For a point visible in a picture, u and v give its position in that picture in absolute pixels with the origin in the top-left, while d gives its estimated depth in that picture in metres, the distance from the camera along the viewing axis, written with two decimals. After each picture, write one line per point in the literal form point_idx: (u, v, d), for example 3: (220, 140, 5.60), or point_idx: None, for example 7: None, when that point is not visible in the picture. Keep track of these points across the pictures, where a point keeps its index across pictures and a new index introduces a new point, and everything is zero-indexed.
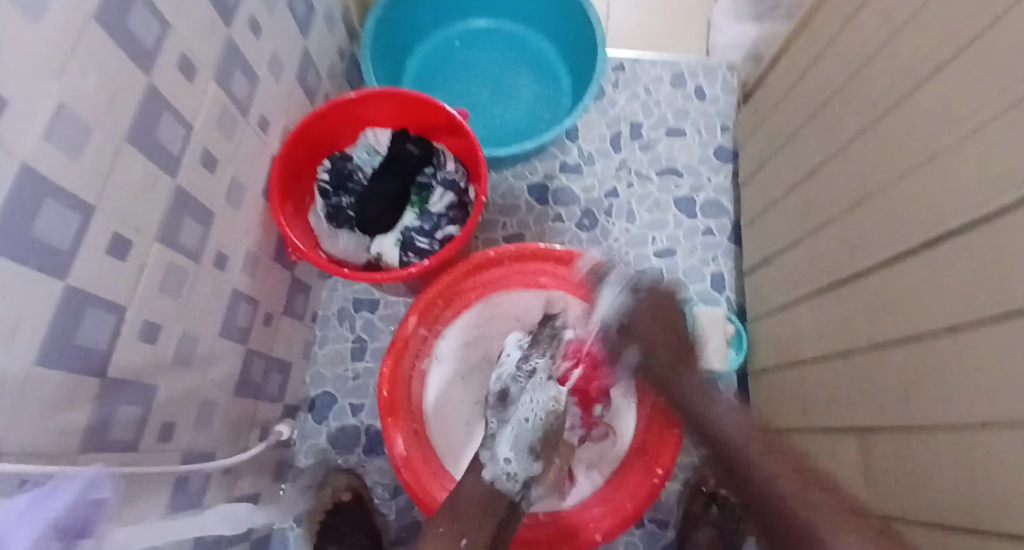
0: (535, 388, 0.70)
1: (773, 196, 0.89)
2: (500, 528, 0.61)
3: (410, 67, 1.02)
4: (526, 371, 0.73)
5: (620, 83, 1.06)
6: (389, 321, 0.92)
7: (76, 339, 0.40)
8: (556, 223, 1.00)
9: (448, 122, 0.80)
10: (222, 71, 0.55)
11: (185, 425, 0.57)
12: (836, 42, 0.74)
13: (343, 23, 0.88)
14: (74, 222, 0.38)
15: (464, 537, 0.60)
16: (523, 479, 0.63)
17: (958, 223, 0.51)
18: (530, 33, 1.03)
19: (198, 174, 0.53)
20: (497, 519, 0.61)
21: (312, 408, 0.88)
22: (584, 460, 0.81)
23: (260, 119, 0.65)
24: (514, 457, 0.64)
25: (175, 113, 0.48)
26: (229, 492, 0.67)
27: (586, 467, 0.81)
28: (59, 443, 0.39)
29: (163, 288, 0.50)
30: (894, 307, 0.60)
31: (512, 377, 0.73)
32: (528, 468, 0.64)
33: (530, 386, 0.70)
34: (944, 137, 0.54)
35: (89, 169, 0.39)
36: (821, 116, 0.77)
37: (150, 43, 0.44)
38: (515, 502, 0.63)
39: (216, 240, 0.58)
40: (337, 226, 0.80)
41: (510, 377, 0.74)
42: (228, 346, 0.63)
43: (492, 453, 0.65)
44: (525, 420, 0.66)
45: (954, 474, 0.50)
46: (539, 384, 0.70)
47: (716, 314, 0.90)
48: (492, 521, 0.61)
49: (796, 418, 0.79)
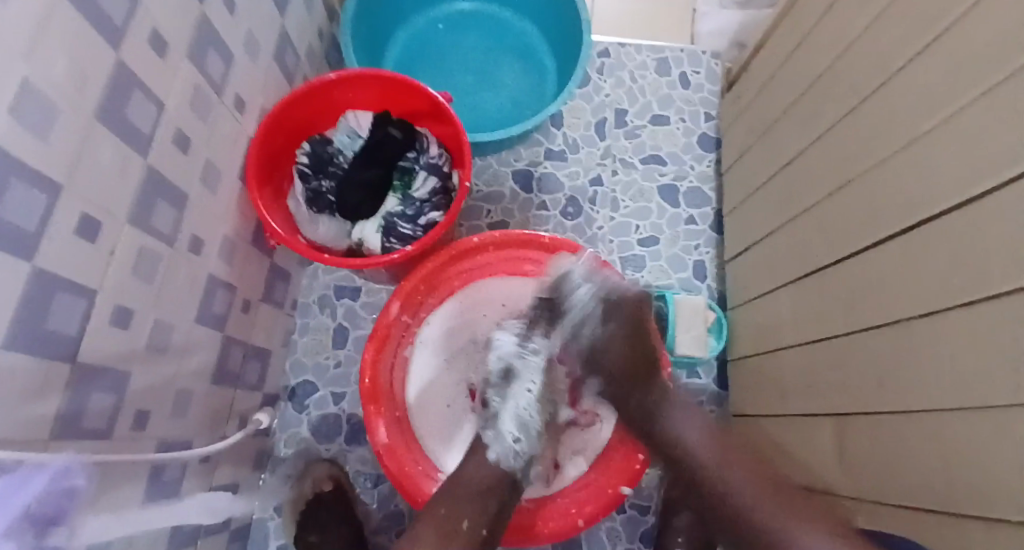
0: (535, 369, 0.72)
1: (754, 184, 0.90)
2: (502, 506, 0.66)
3: (392, 51, 1.00)
4: (526, 351, 0.72)
5: (605, 70, 1.06)
6: (371, 308, 0.91)
7: (45, 325, 0.38)
8: (540, 211, 0.99)
9: (431, 106, 0.79)
10: (196, 49, 0.53)
11: (161, 414, 0.55)
12: (818, 30, 0.74)
13: (321, 2, 0.86)
14: (40, 202, 0.37)
15: (465, 519, 0.62)
16: (525, 458, 0.69)
17: (936, 208, 0.52)
18: (514, 17, 1.02)
19: (171, 155, 0.51)
20: (499, 499, 0.66)
21: (292, 397, 0.87)
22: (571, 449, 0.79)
23: (236, 99, 0.63)
24: (521, 436, 0.69)
25: (145, 91, 0.46)
26: (207, 483, 0.65)
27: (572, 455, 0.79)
28: (28, 432, 0.38)
29: (135, 272, 0.48)
30: (871, 293, 0.61)
31: (515, 355, 0.72)
32: (532, 447, 0.70)
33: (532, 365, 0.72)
34: (923, 123, 0.54)
35: (56, 148, 0.37)
36: (802, 104, 0.77)
37: (118, 16, 0.42)
38: (516, 480, 0.68)
39: (191, 224, 0.56)
40: (318, 211, 0.78)
41: (512, 354, 0.73)
42: (205, 333, 0.62)
43: (496, 432, 0.69)
44: (525, 399, 0.70)
45: (926, 454, 0.52)
46: (536, 366, 0.72)
47: (697, 303, 0.91)
48: (495, 501, 0.65)
49: (774, 404, 0.80)
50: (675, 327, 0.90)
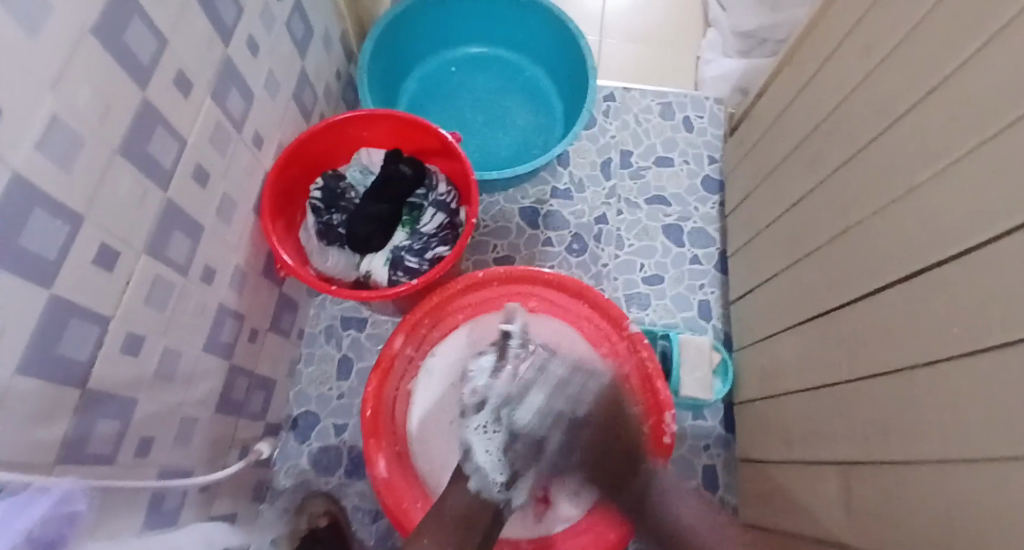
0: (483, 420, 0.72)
1: (757, 226, 0.91)
2: (486, 537, 0.62)
3: (406, 91, 1.04)
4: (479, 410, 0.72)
5: (611, 112, 1.09)
6: (376, 340, 0.92)
7: (57, 350, 0.40)
8: (546, 247, 1.00)
9: (442, 145, 0.81)
10: (219, 87, 0.56)
11: (164, 441, 0.56)
12: (817, 79, 0.77)
13: (340, 44, 0.90)
14: (61, 231, 0.38)
15: (425, 536, 0.60)
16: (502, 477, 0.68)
17: (935, 258, 0.53)
18: (525, 61, 1.06)
19: (189, 188, 0.53)
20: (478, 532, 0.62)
21: (295, 427, 0.87)
22: (567, 489, 0.77)
23: (255, 135, 0.66)
24: (488, 461, 0.69)
25: (168, 127, 0.49)
26: (206, 512, 0.65)
27: (568, 496, 0.77)
28: (31, 456, 0.38)
29: (148, 300, 0.49)
30: (874, 336, 0.61)
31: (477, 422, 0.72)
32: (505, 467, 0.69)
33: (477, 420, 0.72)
34: (921, 173, 0.56)
35: (79, 180, 0.39)
36: (802, 150, 0.79)
37: (146, 59, 0.44)
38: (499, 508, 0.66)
39: (204, 255, 0.58)
40: (328, 243, 0.80)
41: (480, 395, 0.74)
42: (212, 362, 0.63)
43: (472, 463, 0.68)
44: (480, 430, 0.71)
45: (931, 501, 0.51)
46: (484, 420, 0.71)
47: (701, 343, 0.91)
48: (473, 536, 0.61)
49: (780, 450, 0.79)
50: (679, 369, 0.90)
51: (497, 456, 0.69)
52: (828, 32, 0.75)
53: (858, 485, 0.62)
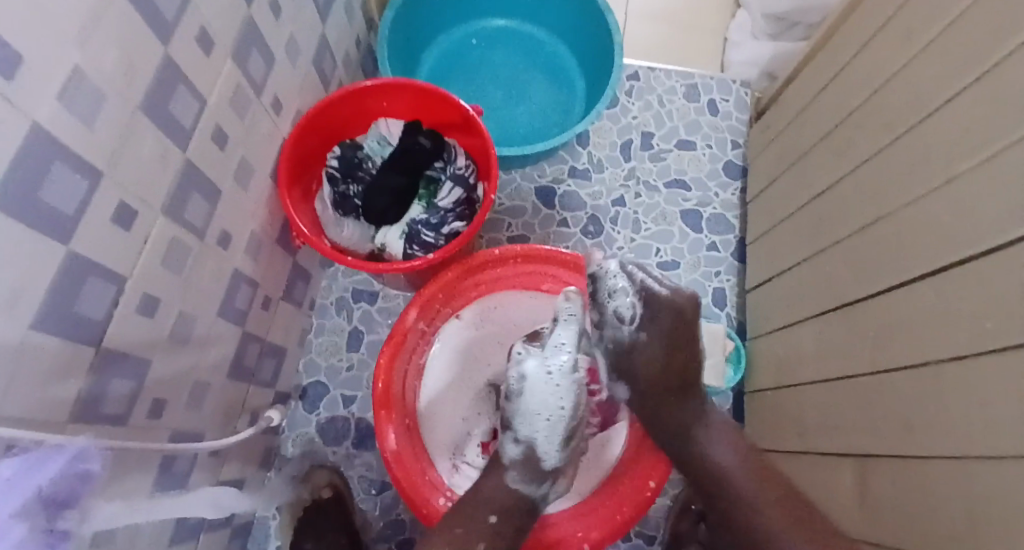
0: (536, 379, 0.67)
1: (782, 214, 0.89)
2: (518, 531, 0.66)
3: (426, 62, 1.02)
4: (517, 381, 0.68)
5: (634, 93, 1.07)
6: (387, 313, 0.91)
7: (76, 308, 0.39)
8: (561, 227, 0.99)
9: (462, 119, 0.80)
10: (241, 49, 0.54)
11: (177, 404, 0.56)
12: (852, 66, 0.75)
13: (361, 11, 0.88)
14: (81, 188, 0.37)
15: (494, 514, 0.65)
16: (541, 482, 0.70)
17: (970, 253, 0.51)
18: (549, 37, 1.03)
19: (208, 151, 0.52)
20: (520, 518, 0.67)
21: (303, 396, 0.87)
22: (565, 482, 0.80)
23: (274, 100, 0.64)
24: (517, 448, 0.69)
25: (189, 87, 0.48)
26: (215, 476, 0.65)
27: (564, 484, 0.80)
28: (49, 414, 0.38)
29: (165, 262, 0.49)
30: (898, 332, 0.60)
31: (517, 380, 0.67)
32: (553, 455, 0.70)
33: (521, 414, 0.68)
34: (960, 164, 0.54)
35: (99, 137, 0.38)
36: (834, 137, 0.77)
37: (169, 15, 0.43)
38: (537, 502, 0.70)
39: (221, 220, 0.57)
40: (343, 214, 0.79)
41: (539, 375, 0.66)
42: (225, 328, 0.62)
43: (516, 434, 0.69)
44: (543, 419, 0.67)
45: (949, 505, 0.50)
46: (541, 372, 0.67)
47: (716, 330, 0.90)
48: (517, 520, 0.67)
49: (792, 441, 0.78)
50: (693, 354, 0.90)
51: (558, 445, 0.69)
52: (867, 15, 0.73)
53: (877, 478, 0.61)
